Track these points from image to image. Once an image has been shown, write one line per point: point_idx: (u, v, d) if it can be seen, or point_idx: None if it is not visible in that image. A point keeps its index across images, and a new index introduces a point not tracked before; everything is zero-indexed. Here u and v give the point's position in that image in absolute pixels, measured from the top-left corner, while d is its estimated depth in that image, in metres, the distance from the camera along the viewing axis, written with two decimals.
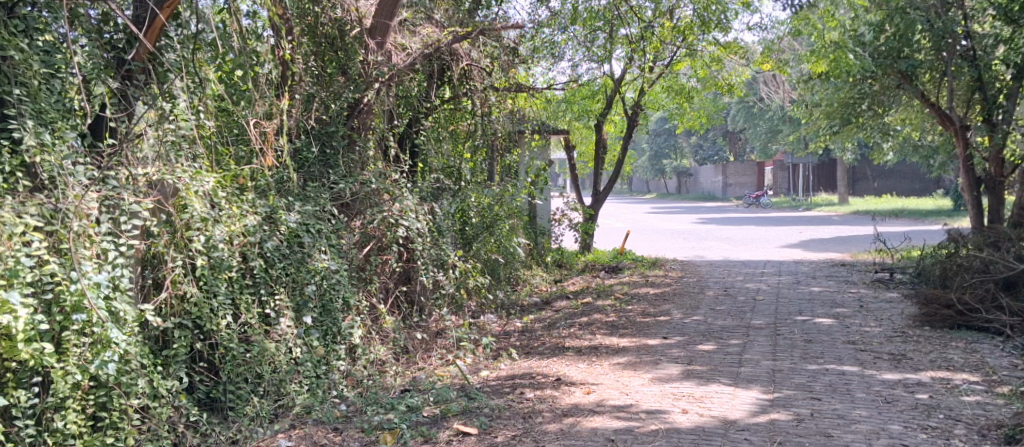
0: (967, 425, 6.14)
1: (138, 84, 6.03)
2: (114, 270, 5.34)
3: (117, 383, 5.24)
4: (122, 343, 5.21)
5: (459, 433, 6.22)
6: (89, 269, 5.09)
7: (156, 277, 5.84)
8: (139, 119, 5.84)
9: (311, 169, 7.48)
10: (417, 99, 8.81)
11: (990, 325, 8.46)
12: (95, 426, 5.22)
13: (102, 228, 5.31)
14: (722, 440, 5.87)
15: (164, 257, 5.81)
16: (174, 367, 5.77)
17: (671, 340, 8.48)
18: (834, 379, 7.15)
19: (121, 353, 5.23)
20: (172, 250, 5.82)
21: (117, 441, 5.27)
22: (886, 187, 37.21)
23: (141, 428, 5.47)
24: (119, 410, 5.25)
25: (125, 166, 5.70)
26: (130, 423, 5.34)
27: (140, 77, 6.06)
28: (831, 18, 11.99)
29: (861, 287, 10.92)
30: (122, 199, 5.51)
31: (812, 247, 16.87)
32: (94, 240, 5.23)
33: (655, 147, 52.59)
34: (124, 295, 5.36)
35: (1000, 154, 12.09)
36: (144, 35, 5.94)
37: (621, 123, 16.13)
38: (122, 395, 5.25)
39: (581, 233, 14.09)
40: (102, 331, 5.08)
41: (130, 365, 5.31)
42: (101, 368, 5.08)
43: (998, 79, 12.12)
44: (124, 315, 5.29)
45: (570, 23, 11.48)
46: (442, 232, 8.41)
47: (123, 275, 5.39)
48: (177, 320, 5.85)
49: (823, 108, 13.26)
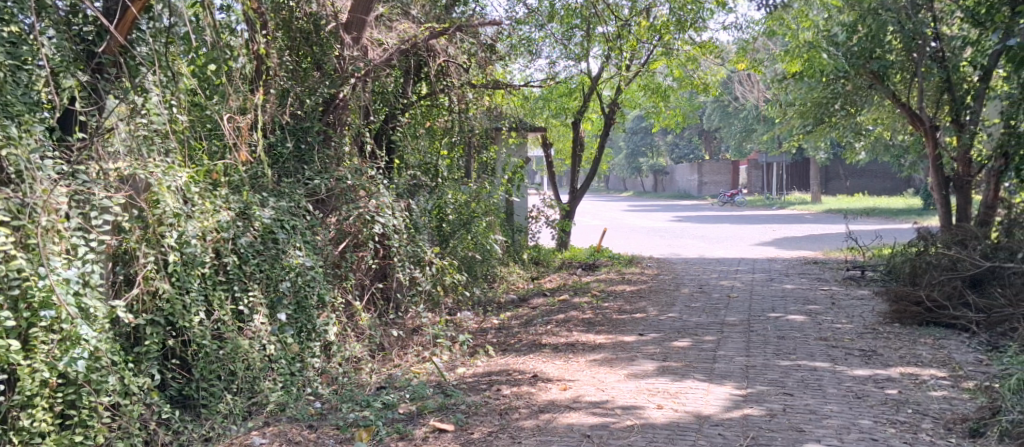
0: (934, 419, 6.29)
1: (110, 78, 6.03)
2: (85, 266, 5.36)
3: (87, 380, 5.26)
4: (92, 340, 5.21)
5: (435, 430, 6.23)
6: (58, 265, 5.12)
7: (127, 273, 5.84)
8: (110, 113, 5.83)
9: (286, 165, 7.46)
10: (393, 96, 8.73)
11: (955, 322, 8.60)
12: (62, 424, 5.24)
13: (72, 224, 5.30)
14: (696, 436, 5.94)
15: (136, 253, 5.81)
16: (145, 364, 5.80)
17: (647, 337, 8.52)
18: (806, 375, 7.25)
19: (91, 351, 5.25)
20: (143, 246, 5.81)
21: (87, 438, 5.28)
22: (858, 184, 37.86)
23: (111, 426, 5.46)
24: (88, 408, 5.27)
25: (96, 160, 5.70)
26: (100, 421, 5.35)
27: (112, 71, 6.05)
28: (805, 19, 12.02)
29: (832, 285, 11.02)
30: (92, 195, 5.49)
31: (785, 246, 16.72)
32: (64, 235, 5.22)
33: (632, 146, 53.36)
34: (94, 291, 5.38)
35: (967, 154, 11.92)
36: (115, 27, 5.93)
37: (598, 123, 16.20)
38: (93, 393, 5.27)
39: (559, 230, 13.95)
40: (71, 328, 5.11)
41: (100, 363, 5.29)
42: (70, 365, 5.09)
43: (966, 80, 11.99)
44: (94, 311, 5.31)
45: (547, 20, 11.22)
46: (418, 229, 8.34)
47: (93, 271, 5.41)
48: (149, 317, 5.84)
49: (796, 108, 13.30)
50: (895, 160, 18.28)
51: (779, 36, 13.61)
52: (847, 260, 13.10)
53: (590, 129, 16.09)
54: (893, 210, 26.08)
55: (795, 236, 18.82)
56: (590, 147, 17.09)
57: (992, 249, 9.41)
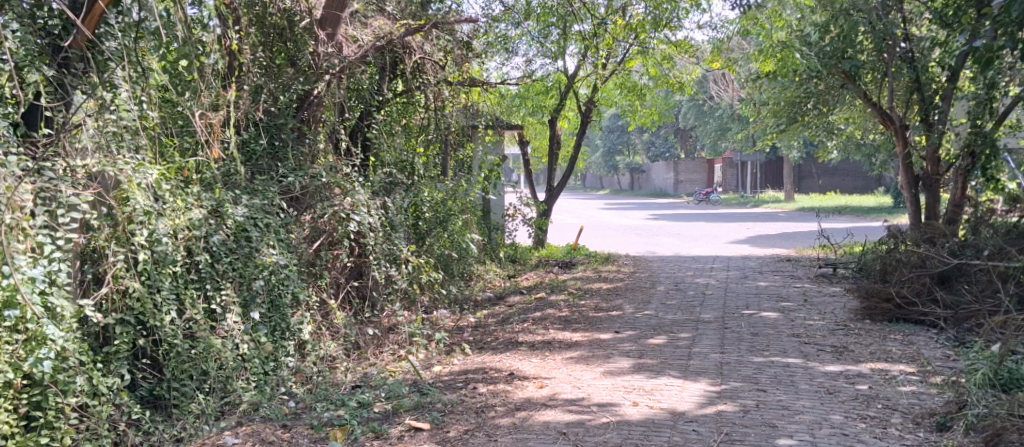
0: (903, 413, 6.39)
1: (76, 73, 5.89)
2: (51, 264, 5.29)
3: (54, 381, 5.21)
4: (59, 340, 5.16)
5: (410, 429, 6.21)
6: (24, 263, 5.03)
7: (96, 271, 5.73)
8: (77, 109, 5.71)
9: (259, 163, 7.41)
10: (368, 93, 8.65)
11: (925, 319, 8.76)
12: (27, 426, 5.18)
13: (37, 222, 5.21)
14: (670, 432, 5.98)
15: (105, 251, 5.71)
16: (115, 364, 5.70)
17: (623, 335, 8.56)
18: (778, 371, 7.33)
19: (59, 351, 5.20)
20: (112, 244, 5.71)
21: (53, 439, 5.21)
22: (830, 184, 38.38)
23: (78, 428, 5.37)
24: (54, 410, 5.21)
25: (63, 157, 5.61)
26: (68, 422, 5.29)
27: (78, 66, 5.90)
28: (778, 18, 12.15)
29: (805, 282, 11.15)
30: (60, 192, 5.43)
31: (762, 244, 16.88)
32: (29, 234, 5.14)
33: (608, 143, 53.58)
34: (61, 290, 5.31)
35: (936, 153, 12.06)
36: (82, 22, 5.77)
37: (576, 121, 16.17)
38: (59, 394, 5.22)
39: (535, 229, 13.99)
40: (37, 328, 5.06)
41: (68, 362, 5.26)
42: (36, 366, 5.03)
43: (936, 80, 12.02)
44: (61, 310, 5.25)
45: (524, 18, 11.22)
46: (394, 227, 8.31)
47: (60, 270, 5.34)
48: (119, 316, 5.75)
49: (770, 107, 13.42)
50: (866, 158, 18.50)
51: (754, 36, 13.72)
52: (818, 257, 13.28)
53: (568, 128, 16.09)
54: (860, 210, 25.98)
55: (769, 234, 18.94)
56: (567, 145, 17.11)
57: (959, 246, 9.60)
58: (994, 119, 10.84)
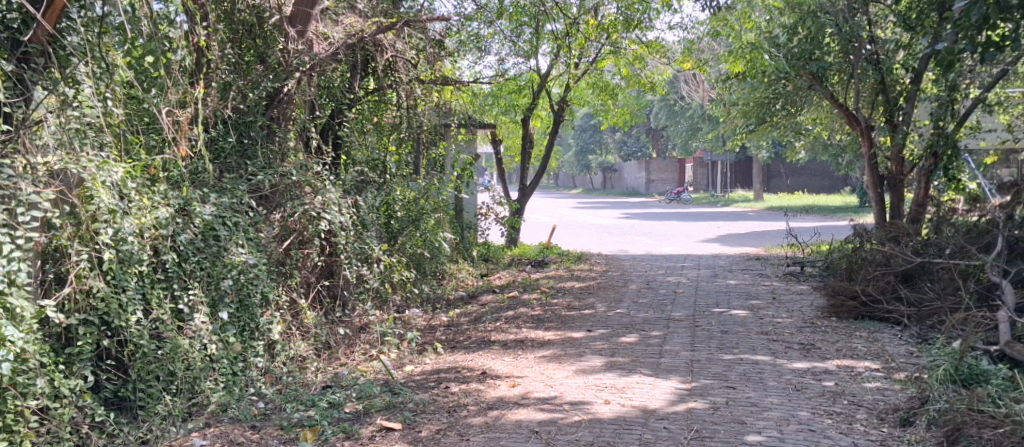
0: (868, 409, 6.50)
1: (37, 68, 5.72)
2: (10, 264, 5.13)
3: (12, 383, 5.09)
4: (19, 341, 5.04)
5: (381, 429, 6.18)
6: None
7: (57, 270, 5.64)
8: (38, 104, 5.61)
9: (228, 160, 7.34)
10: (339, 91, 8.59)
11: (889, 316, 8.96)
12: None
13: None
14: (642, 430, 6.02)
15: (67, 250, 5.61)
16: (78, 366, 5.59)
17: (595, 333, 8.60)
18: (748, 368, 7.42)
19: (17, 352, 5.06)
20: (75, 243, 5.62)
21: (12, 443, 5.12)
22: (797, 184, 38.98)
23: (38, 431, 5.31)
24: (14, 413, 5.11)
25: (22, 154, 5.50)
26: (28, 425, 5.22)
27: (39, 61, 5.72)
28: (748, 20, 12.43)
29: (773, 280, 11.30)
30: (20, 190, 5.29)
31: (730, 243, 16.99)
32: None
33: (580, 143, 53.76)
34: (21, 290, 5.17)
35: (900, 153, 12.26)
36: (42, 17, 5.62)
37: (547, 120, 16.17)
38: (19, 397, 5.11)
39: (508, 228, 14.04)
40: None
41: (27, 365, 5.14)
42: None
43: (899, 82, 12.29)
44: (21, 311, 5.14)
45: (496, 16, 11.29)
46: (366, 226, 8.27)
47: (20, 269, 5.20)
48: (82, 316, 5.62)
49: (739, 107, 13.57)
50: (833, 158, 18.73)
51: (723, 36, 13.84)
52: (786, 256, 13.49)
53: (540, 127, 16.12)
54: (828, 210, 26.30)
55: (740, 233, 19.09)
56: (539, 144, 17.14)
57: (922, 245, 9.78)
58: (955, 121, 11.05)
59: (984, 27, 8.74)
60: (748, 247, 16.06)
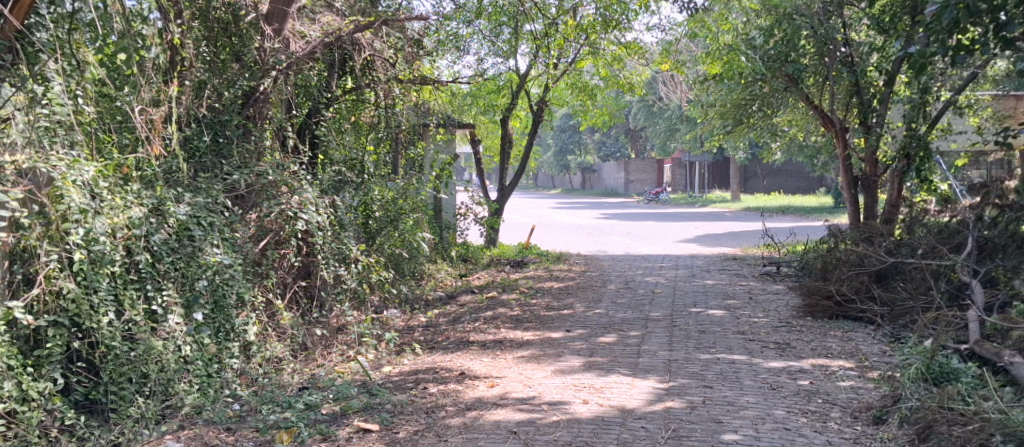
0: (841, 408, 6.57)
1: (4, 64, 5.62)
2: None
3: None
4: None
5: (358, 430, 6.13)
6: None
7: (26, 272, 5.56)
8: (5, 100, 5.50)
9: (203, 160, 7.21)
10: (316, 89, 8.52)
11: (862, 315, 9.09)
12: None
13: None
14: (619, 430, 6.04)
15: (36, 251, 5.51)
16: (47, 368, 5.51)
17: (573, 333, 8.61)
18: (724, 368, 7.47)
19: None
20: (44, 243, 5.51)
21: None
22: (774, 184, 39.37)
23: (5, 434, 5.22)
24: None
25: None
26: None
27: (7, 57, 5.62)
28: (724, 21, 12.55)
29: (749, 280, 11.39)
30: None
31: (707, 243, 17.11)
32: None
33: (558, 143, 53.83)
34: None
35: (873, 154, 12.41)
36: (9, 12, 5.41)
37: (526, 120, 16.17)
38: None
39: (486, 228, 14.01)
40: None
41: None
42: None
43: (873, 84, 12.46)
44: None
45: (475, 17, 11.28)
46: (344, 226, 8.20)
47: None
48: (52, 318, 5.52)
49: (716, 108, 13.62)
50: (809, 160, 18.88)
51: (701, 37, 13.91)
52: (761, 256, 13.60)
53: (519, 127, 16.11)
54: (803, 210, 26.63)
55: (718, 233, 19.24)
56: (517, 144, 17.12)
57: (895, 245, 9.88)
58: (927, 123, 11.19)
59: (955, 31, 8.82)
60: (724, 247, 16.17)
